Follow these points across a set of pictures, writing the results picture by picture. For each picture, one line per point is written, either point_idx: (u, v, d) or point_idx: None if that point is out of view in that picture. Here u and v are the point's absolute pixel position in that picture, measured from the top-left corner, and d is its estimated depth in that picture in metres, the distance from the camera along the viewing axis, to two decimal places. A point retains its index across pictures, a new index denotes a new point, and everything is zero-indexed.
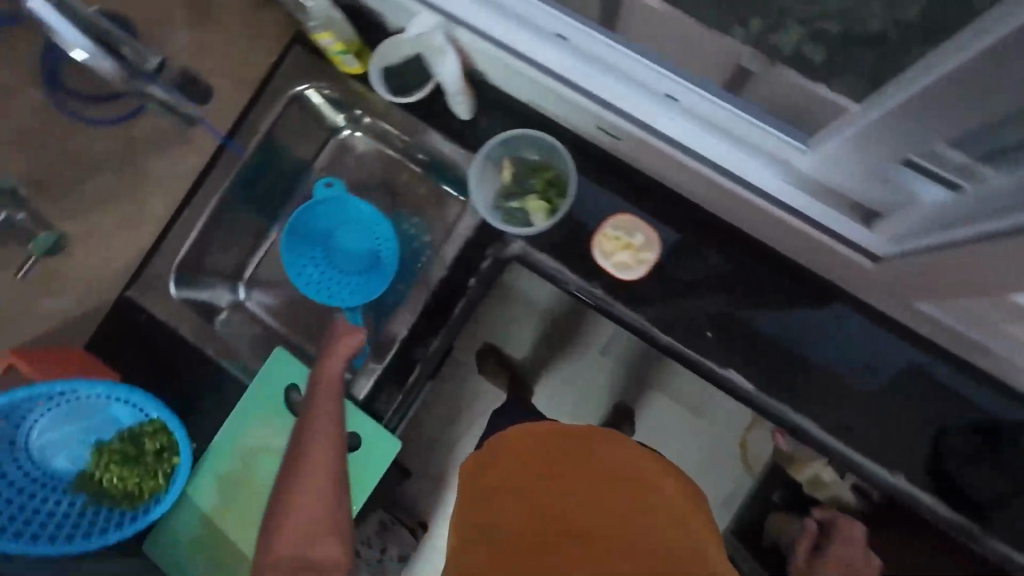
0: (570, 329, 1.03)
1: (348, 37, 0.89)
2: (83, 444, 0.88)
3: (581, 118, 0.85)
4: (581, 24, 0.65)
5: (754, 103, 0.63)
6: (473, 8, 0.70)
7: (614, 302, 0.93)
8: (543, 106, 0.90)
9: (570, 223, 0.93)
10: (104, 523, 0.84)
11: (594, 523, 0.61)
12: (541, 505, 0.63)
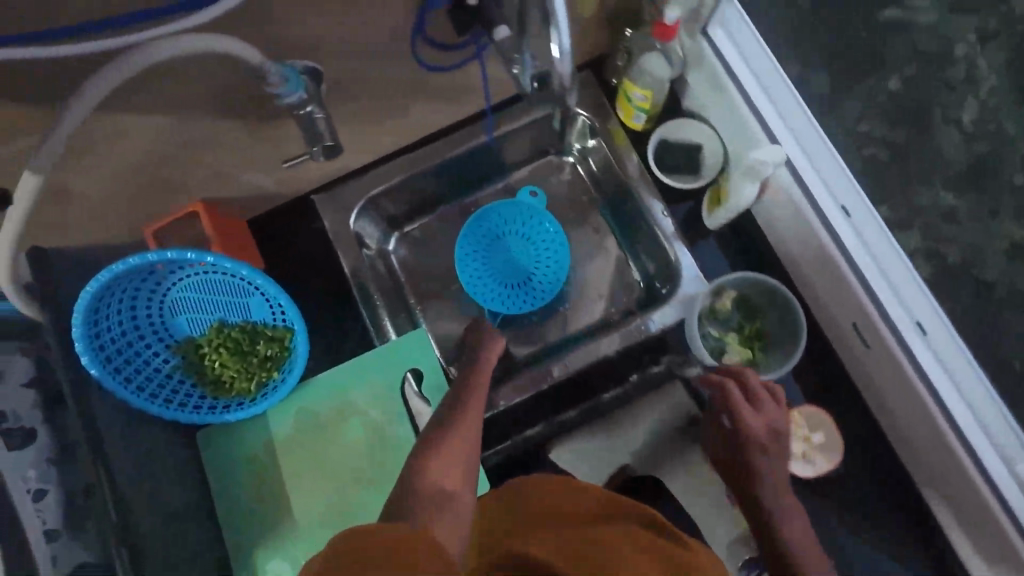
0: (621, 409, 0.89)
1: (656, 104, 0.85)
2: (206, 316, 0.85)
3: (794, 261, 0.84)
4: (850, 193, 0.76)
5: (941, 328, 0.72)
6: (791, 128, 0.78)
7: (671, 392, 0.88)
8: (786, 240, 0.83)
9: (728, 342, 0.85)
10: (184, 400, 0.82)
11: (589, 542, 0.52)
12: (538, 527, 0.57)
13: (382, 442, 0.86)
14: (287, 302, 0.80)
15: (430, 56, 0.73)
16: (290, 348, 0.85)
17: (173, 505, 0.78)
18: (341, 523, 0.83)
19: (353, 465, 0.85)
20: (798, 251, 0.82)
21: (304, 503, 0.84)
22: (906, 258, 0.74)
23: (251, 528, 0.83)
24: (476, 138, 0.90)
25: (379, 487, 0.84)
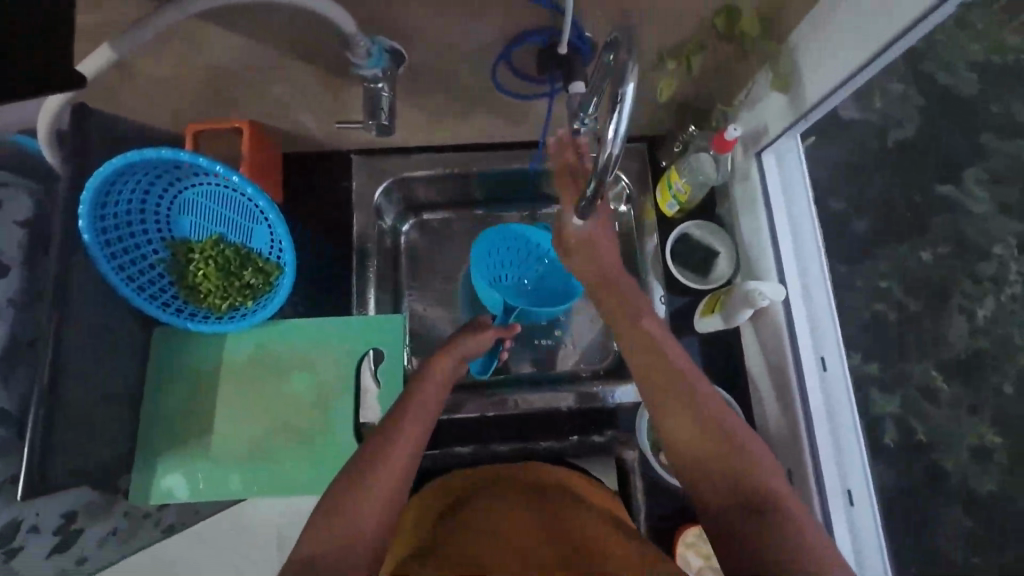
0: (538, 450, 0.89)
1: (691, 200, 0.89)
2: (208, 226, 0.87)
3: (754, 376, 0.87)
4: (825, 345, 0.80)
5: (849, 471, 0.77)
6: (800, 262, 0.82)
7: (583, 451, 0.89)
8: (756, 354, 0.87)
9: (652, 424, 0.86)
10: (156, 294, 0.84)
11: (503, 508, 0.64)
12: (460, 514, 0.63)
13: (320, 405, 0.87)
14: (288, 243, 0.82)
15: (512, 84, 0.78)
16: (273, 285, 0.87)
17: (102, 386, 0.78)
18: (251, 466, 0.84)
19: (284, 415, 0.86)
20: (767, 384, 0.85)
21: (225, 434, 0.85)
22: (848, 419, 0.79)
23: (169, 436, 0.84)
24: (520, 163, 0.93)
25: (299, 445, 0.85)
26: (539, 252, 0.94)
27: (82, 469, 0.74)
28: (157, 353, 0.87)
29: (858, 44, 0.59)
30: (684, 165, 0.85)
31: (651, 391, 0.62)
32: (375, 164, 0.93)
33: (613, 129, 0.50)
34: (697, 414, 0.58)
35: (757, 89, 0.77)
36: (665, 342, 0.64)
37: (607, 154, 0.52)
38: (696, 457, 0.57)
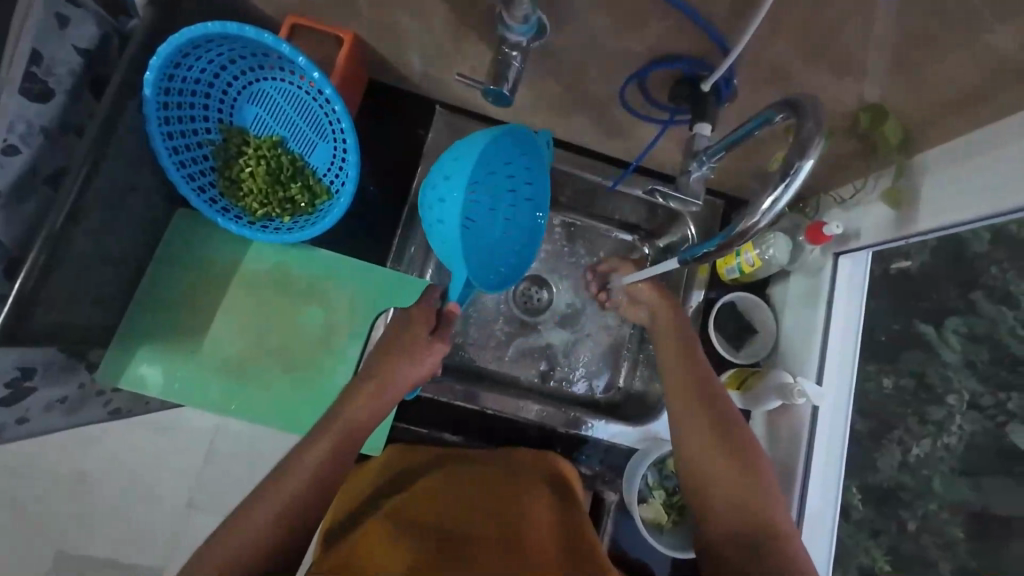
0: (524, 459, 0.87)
1: (752, 273, 0.87)
2: (271, 123, 0.81)
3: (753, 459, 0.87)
4: (832, 456, 0.82)
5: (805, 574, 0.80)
6: (838, 369, 0.83)
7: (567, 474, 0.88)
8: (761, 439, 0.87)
9: (643, 473, 0.84)
10: (195, 175, 0.77)
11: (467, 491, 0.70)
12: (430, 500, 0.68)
13: (323, 345, 0.82)
14: (352, 174, 0.77)
15: (635, 101, 0.75)
16: (316, 208, 0.82)
17: (107, 253, 0.72)
18: (232, 381, 0.78)
19: (283, 342, 0.81)
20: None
21: (218, 342, 0.79)
22: (827, 529, 0.81)
23: (159, 324, 0.78)
24: (601, 177, 0.94)
25: (290, 377, 0.80)
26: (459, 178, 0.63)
27: (59, 332, 0.68)
28: (175, 233, 0.80)
29: (995, 197, 0.59)
30: (767, 239, 0.82)
31: (687, 421, 0.71)
32: (455, 122, 0.88)
33: (771, 203, 0.50)
34: (724, 445, 0.68)
35: (866, 191, 0.75)
36: (719, 394, 0.72)
37: (749, 226, 0.52)
38: (711, 485, 0.66)
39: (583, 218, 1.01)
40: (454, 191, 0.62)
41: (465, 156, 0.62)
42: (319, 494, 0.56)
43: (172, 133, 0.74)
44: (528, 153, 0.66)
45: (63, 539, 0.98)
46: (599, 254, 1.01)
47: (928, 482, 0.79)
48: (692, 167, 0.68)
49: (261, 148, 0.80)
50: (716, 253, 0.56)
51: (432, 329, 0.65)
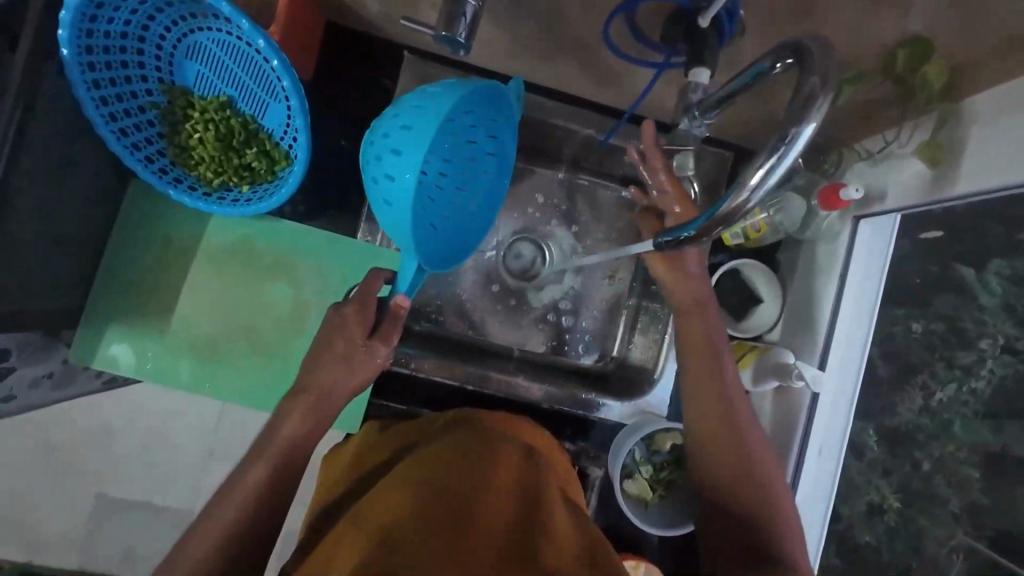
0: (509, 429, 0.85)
1: (757, 238, 0.78)
2: (217, 81, 0.73)
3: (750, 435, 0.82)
4: (831, 433, 0.76)
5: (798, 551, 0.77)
6: (851, 343, 0.75)
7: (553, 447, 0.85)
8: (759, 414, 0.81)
9: (629, 449, 0.81)
10: (140, 144, 0.71)
11: (439, 454, 0.61)
12: (402, 473, 0.60)
13: (296, 321, 0.79)
14: (304, 138, 0.69)
15: (622, 41, 0.63)
16: (276, 175, 0.76)
17: (63, 234, 0.69)
18: (204, 360, 0.77)
19: (254, 319, 0.79)
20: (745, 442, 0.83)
21: (187, 322, 0.77)
22: (821, 510, 0.77)
23: (126, 302, 0.76)
24: (593, 130, 0.87)
25: (264, 354, 0.79)
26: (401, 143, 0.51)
27: (27, 317, 0.67)
28: (132, 206, 0.76)
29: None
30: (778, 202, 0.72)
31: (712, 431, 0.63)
32: (424, 69, 0.78)
33: (760, 181, 0.41)
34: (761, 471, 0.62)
35: (899, 144, 0.64)
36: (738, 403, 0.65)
37: (733, 207, 0.42)
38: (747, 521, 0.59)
39: (577, 174, 0.92)
40: (408, 167, 0.51)
41: (418, 124, 0.51)
42: (281, 483, 0.57)
43: (106, 97, 0.67)
44: (488, 106, 0.56)
45: (97, 483, 0.91)
46: (593, 213, 0.93)
47: (947, 424, 0.69)
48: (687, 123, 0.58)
49: (208, 110, 0.72)
50: (696, 237, 0.47)
51: (366, 334, 0.59)
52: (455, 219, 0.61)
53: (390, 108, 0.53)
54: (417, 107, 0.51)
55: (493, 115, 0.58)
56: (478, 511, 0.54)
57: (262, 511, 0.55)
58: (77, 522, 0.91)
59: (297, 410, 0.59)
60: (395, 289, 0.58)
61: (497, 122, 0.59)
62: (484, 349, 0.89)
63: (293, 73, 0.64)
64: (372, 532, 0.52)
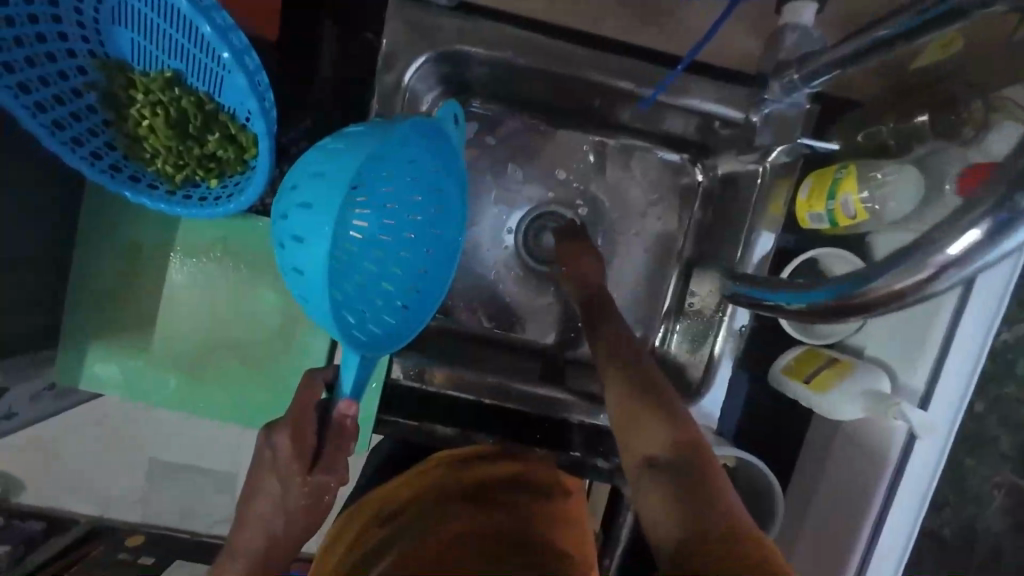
0: (534, 443, 0.74)
1: (844, 226, 0.65)
2: (158, 51, 0.59)
3: (817, 451, 0.70)
4: (930, 473, 0.58)
5: None
6: (968, 353, 0.57)
7: (585, 463, 0.73)
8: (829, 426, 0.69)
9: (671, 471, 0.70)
10: (82, 137, 0.59)
11: (453, 514, 0.58)
12: (413, 532, 0.56)
13: (290, 332, 0.71)
14: (266, 118, 0.55)
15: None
16: (247, 164, 0.63)
17: (27, 253, 0.63)
18: (193, 381, 0.70)
19: (244, 334, 0.70)
20: (807, 455, 0.72)
21: (170, 338, 0.69)
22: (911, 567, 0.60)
23: (104, 319, 0.69)
24: (634, 84, 0.68)
25: (258, 370, 0.71)
26: (305, 228, 0.48)
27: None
28: (97, 209, 0.67)
29: None
30: (885, 183, 0.60)
31: (614, 405, 0.53)
32: (413, 15, 0.65)
33: (932, 274, 0.39)
34: (673, 429, 0.49)
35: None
36: (657, 374, 0.55)
37: (890, 292, 0.41)
38: (682, 497, 0.44)
39: (613, 138, 0.79)
40: (314, 248, 0.48)
41: (317, 202, 0.48)
42: (278, 523, 0.54)
43: (27, 84, 0.55)
44: (409, 152, 0.55)
45: (154, 450, 0.97)
46: (631, 186, 0.81)
47: (1005, 361, 0.76)
48: (775, 84, 0.62)
49: (155, 90, 0.59)
50: (822, 309, 0.46)
51: (307, 468, 0.54)
52: (406, 282, 0.60)
53: (289, 180, 0.51)
54: (314, 176, 0.49)
55: (417, 156, 0.56)
56: (493, 560, 0.50)
57: (265, 548, 0.54)
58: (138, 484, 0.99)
59: (283, 451, 0.53)
60: (339, 393, 0.55)
61: (422, 164, 0.57)
62: (511, 348, 0.81)
63: (254, 62, 0.54)
64: None
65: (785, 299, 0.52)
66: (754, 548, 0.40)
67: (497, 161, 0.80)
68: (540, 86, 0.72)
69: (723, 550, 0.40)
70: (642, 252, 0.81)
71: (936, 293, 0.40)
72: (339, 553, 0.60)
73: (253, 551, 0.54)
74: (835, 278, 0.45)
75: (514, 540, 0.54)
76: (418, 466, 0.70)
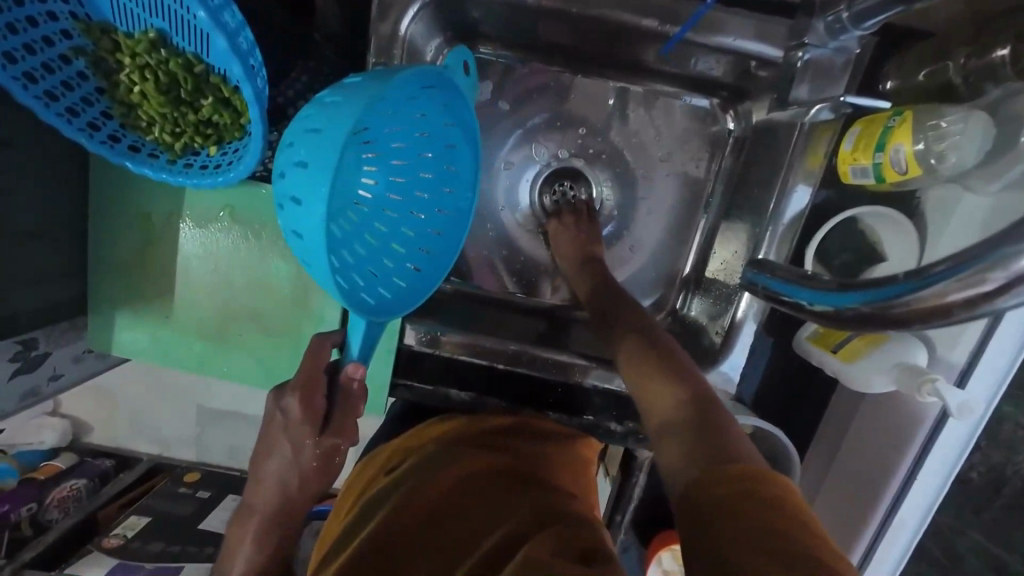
0: (547, 405, 0.74)
1: (895, 182, 0.57)
2: (139, 9, 0.56)
3: (847, 417, 0.67)
4: (958, 445, 0.55)
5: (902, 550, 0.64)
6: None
7: (598, 424, 0.74)
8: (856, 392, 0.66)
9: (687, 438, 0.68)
10: (77, 107, 0.58)
11: (471, 458, 0.61)
12: (422, 481, 0.58)
13: (303, 299, 0.71)
14: (256, 82, 0.52)
15: None
16: (244, 129, 0.60)
17: (41, 228, 0.64)
18: (211, 344, 0.72)
19: (259, 303, 0.71)
20: (836, 420, 0.69)
21: (192, 304, 0.71)
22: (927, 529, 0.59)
23: (126, 287, 0.70)
24: (653, 20, 0.61)
25: (276, 338, 0.73)
26: (304, 185, 0.43)
27: (22, 322, 0.62)
28: (107, 181, 0.67)
29: None
30: (949, 134, 0.52)
31: (627, 367, 0.56)
32: None
33: (1002, 285, 0.30)
34: (683, 388, 0.49)
35: None
36: (673, 344, 0.56)
37: (932, 304, 0.33)
38: (697, 445, 0.43)
39: (638, 83, 0.72)
40: (312, 209, 0.43)
41: (314, 158, 0.43)
42: (294, 479, 0.56)
43: (13, 52, 0.53)
44: (417, 106, 0.51)
45: (197, 398, 1.03)
46: (655, 137, 0.74)
47: None
48: (819, 22, 0.56)
49: (143, 56, 0.56)
50: (853, 317, 0.39)
51: (323, 428, 0.55)
52: (419, 243, 0.58)
53: (285, 138, 0.46)
54: (309, 132, 0.44)
55: (426, 111, 0.53)
56: (511, 493, 0.57)
57: (285, 502, 0.56)
58: (182, 434, 1.07)
59: (298, 411, 0.54)
60: (348, 355, 0.55)
61: (433, 120, 0.54)
62: (529, 312, 0.79)
63: (242, 25, 0.52)
64: (397, 542, 0.53)
65: (806, 296, 0.44)
66: (777, 489, 0.37)
67: (505, 114, 0.74)
68: (554, 26, 0.65)
69: (735, 488, 0.38)
70: (664, 207, 0.76)
71: (997, 311, 0.32)
72: (356, 499, 0.63)
73: (272, 505, 0.56)
74: (872, 280, 0.38)
75: (528, 478, 0.60)
76: (433, 421, 0.71)
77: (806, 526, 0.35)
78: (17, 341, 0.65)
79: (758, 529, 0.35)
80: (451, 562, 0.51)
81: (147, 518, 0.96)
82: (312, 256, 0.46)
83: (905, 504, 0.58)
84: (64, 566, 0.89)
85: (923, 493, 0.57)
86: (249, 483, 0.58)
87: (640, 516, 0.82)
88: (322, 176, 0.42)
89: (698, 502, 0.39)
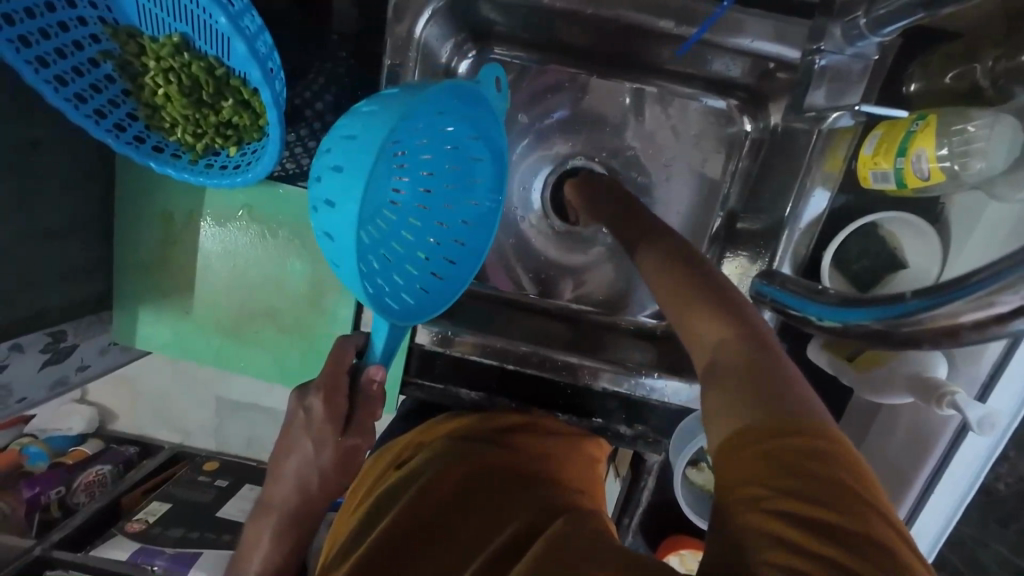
0: (555, 404, 0.75)
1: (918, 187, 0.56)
2: (164, 14, 0.58)
3: (864, 425, 0.66)
4: (980, 460, 0.54)
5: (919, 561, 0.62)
6: None
7: (605, 426, 0.74)
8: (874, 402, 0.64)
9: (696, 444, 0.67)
10: (104, 109, 0.60)
11: (477, 455, 0.61)
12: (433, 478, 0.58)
13: (315, 298, 0.73)
14: (271, 84, 0.53)
15: None
16: (261, 130, 0.61)
17: (71, 227, 0.66)
18: (228, 339, 0.74)
19: (274, 300, 0.73)
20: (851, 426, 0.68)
21: (210, 301, 0.73)
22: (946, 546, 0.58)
23: (149, 285, 0.73)
24: (670, 21, 0.61)
25: (289, 335, 0.74)
26: (339, 189, 0.44)
27: (53, 315, 0.65)
28: (131, 180, 0.70)
29: None
30: (974, 140, 0.51)
31: (661, 290, 0.46)
32: None
33: (1018, 307, 0.29)
34: (737, 324, 0.40)
35: None
36: (717, 270, 0.45)
37: (946, 324, 0.32)
38: (751, 396, 0.36)
39: (653, 83, 0.71)
40: (344, 212, 0.44)
41: (349, 162, 0.44)
42: (306, 476, 0.57)
43: (44, 57, 0.55)
44: (446, 119, 0.52)
45: (215, 390, 1.06)
46: (670, 138, 0.73)
47: None
48: (837, 27, 0.55)
49: (167, 59, 0.58)
50: (855, 332, 0.38)
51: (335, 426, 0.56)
52: (441, 251, 0.58)
53: (322, 143, 0.47)
54: (346, 138, 0.45)
55: (456, 124, 0.54)
56: (517, 490, 0.57)
57: (299, 500, 0.57)
58: (200, 425, 1.10)
59: (311, 408, 0.55)
60: (370, 356, 0.57)
61: (460, 133, 0.55)
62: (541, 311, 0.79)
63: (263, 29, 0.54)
64: (407, 541, 0.53)
65: (814, 311, 0.43)
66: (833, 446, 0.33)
67: (518, 114, 0.74)
68: (568, 27, 0.65)
69: (782, 447, 0.33)
70: (678, 209, 0.75)
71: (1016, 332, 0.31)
72: (368, 496, 0.63)
73: (286, 504, 0.57)
74: (882, 297, 0.36)
75: (530, 474, 0.61)
76: (445, 419, 0.71)
77: (863, 497, 0.32)
78: (47, 334, 0.66)
79: (807, 491, 0.32)
80: (458, 562, 0.51)
81: (168, 504, 0.99)
82: (343, 256, 0.46)
83: (923, 519, 0.56)
84: (91, 548, 0.93)
85: (942, 508, 0.56)
86: (265, 480, 0.60)
87: (650, 517, 0.82)
88: (356, 181, 0.43)
89: (731, 458, 0.35)
